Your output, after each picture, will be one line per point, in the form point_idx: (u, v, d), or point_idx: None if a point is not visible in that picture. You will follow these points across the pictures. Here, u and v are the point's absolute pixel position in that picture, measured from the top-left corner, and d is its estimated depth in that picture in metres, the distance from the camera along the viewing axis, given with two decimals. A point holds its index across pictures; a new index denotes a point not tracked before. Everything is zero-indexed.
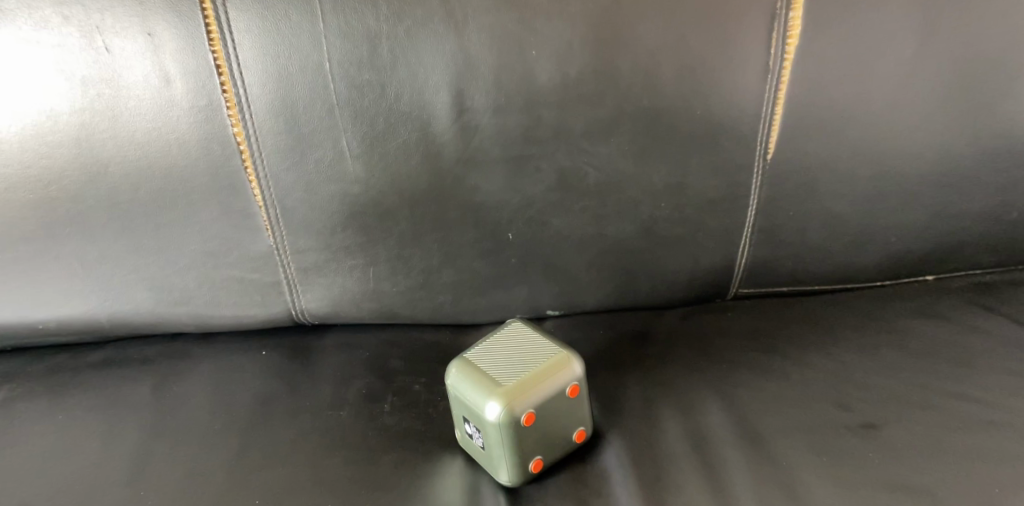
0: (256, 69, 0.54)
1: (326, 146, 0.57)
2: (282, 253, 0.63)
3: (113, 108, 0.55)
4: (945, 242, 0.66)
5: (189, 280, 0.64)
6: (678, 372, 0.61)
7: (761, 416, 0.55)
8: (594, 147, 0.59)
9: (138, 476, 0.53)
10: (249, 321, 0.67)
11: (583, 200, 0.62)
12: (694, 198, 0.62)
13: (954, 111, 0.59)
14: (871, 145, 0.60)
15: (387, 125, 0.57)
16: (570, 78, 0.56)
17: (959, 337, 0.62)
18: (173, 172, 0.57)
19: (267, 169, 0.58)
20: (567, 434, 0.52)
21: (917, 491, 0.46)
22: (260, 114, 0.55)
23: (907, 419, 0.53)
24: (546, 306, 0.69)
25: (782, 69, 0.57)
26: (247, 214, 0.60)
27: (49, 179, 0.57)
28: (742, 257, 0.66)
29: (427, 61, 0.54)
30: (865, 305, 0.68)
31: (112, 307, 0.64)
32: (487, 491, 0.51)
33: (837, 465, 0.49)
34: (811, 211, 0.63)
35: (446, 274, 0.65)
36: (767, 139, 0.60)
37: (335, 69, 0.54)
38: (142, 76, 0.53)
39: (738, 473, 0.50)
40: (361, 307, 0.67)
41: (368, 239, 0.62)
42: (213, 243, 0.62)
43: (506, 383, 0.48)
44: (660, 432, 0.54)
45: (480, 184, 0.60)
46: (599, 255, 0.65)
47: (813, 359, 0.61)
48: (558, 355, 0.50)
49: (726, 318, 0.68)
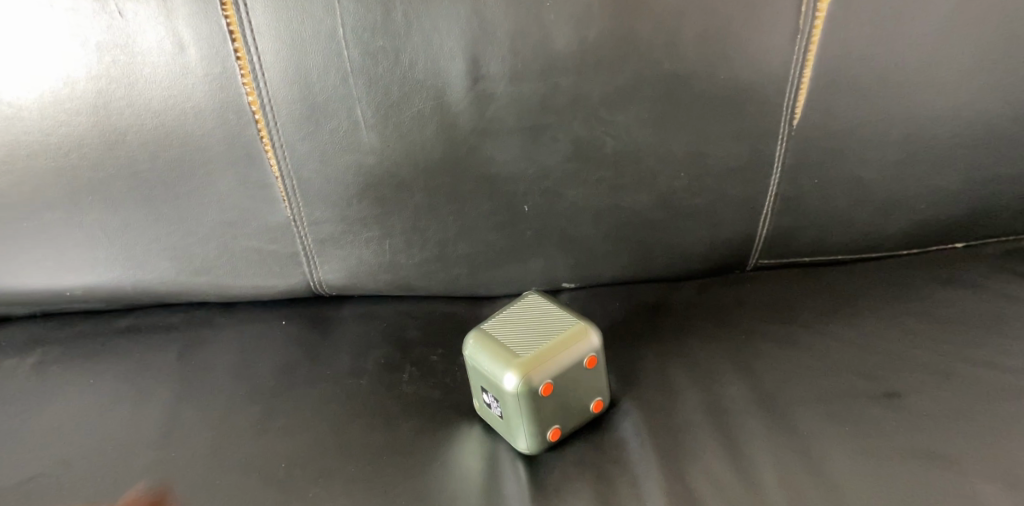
0: (269, 35, 0.53)
1: (341, 116, 0.56)
2: (298, 224, 0.63)
3: (129, 75, 0.54)
4: (975, 207, 0.64)
5: (208, 250, 0.64)
6: (697, 343, 0.61)
7: (781, 386, 0.54)
8: (613, 114, 0.58)
9: (167, 439, 0.54)
10: (268, 292, 0.68)
11: (601, 169, 0.61)
12: (714, 166, 0.61)
13: (991, 73, 0.57)
14: (902, 108, 0.58)
15: (402, 94, 0.56)
16: (589, 43, 0.54)
17: (988, 305, 0.60)
18: (189, 141, 0.57)
19: (283, 138, 0.58)
20: (584, 404, 0.52)
21: (941, 461, 0.46)
22: (275, 82, 0.55)
23: (932, 388, 0.52)
24: (562, 277, 0.69)
25: (812, 28, 0.54)
26: (263, 184, 0.60)
27: (68, 146, 0.57)
28: (762, 227, 0.65)
29: (442, 25, 0.53)
30: (887, 274, 0.66)
31: (134, 276, 0.65)
32: (507, 459, 0.51)
33: (860, 435, 0.49)
34: (834, 179, 0.62)
35: (463, 245, 0.65)
36: (793, 104, 0.58)
37: (348, 34, 0.53)
38: (157, 41, 0.53)
39: (758, 443, 0.50)
40: (378, 279, 0.67)
41: (384, 210, 0.62)
42: (231, 214, 0.62)
43: (524, 353, 0.48)
44: (679, 402, 0.54)
45: (496, 153, 0.59)
46: (617, 226, 0.64)
47: (834, 329, 0.60)
48: (575, 326, 0.50)
49: (745, 289, 0.67)
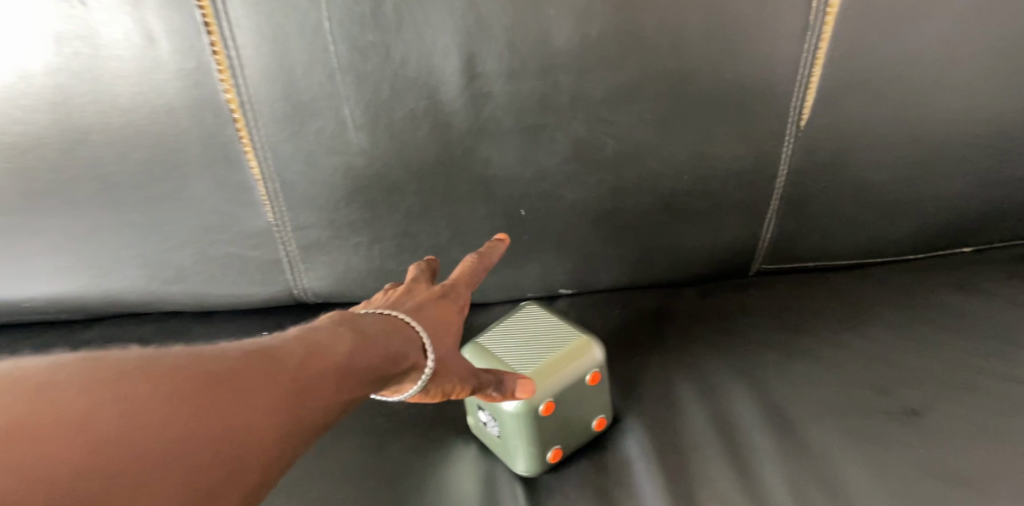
0: (249, 28, 0.49)
1: (328, 115, 0.53)
2: (281, 230, 0.60)
3: (93, 70, 0.51)
4: (985, 211, 0.62)
5: (183, 257, 0.61)
6: (701, 353, 0.58)
7: (790, 400, 0.52)
8: (615, 115, 0.55)
9: None
10: (249, 300, 0.64)
11: (602, 172, 0.58)
12: (720, 169, 0.59)
13: (1005, 73, 0.55)
14: (913, 110, 0.56)
15: (393, 93, 0.53)
16: (591, 40, 0.51)
17: (1000, 313, 0.58)
18: (161, 142, 0.54)
19: (264, 138, 0.54)
20: (586, 421, 0.49)
21: (961, 482, 0.44)
22: (256, 79, 0.51)
23: (948, 403, 0.50)
24: (560, 284, 0.66)
25: (822, 26, 0.52)
26: (243, 188, 0.57)
27: (25, 145, 0.53)
28: (767, 231, 0.63)
29: (436, 20, 0.50)
30: (893, 279, 0.64)
31: (103, 285, 0.62)
32: (505, 480, 0.49)
33: (875, 454, 0.46)
34: (842, 183, 0.60)
35: (457, 251, 0.62)
36: (801, 105, 0.55)
37: (335, 28, 0.49)
38: (124, 33, 0.49)
39: (768, 462, 0.47)
40: (367, 286, 0.64)
41: (373, 214, 0.59)
42: (208, 219, 0.58)
43: (524, 371, 0.46)
44: (684, 418, 0.52)
45: (492, 155, 0.56)
46: (617, 231, 0.62)
47: (842, 339, 0.58)
48: (577, 342, 0.48)
49: (748, 295, 0.65)
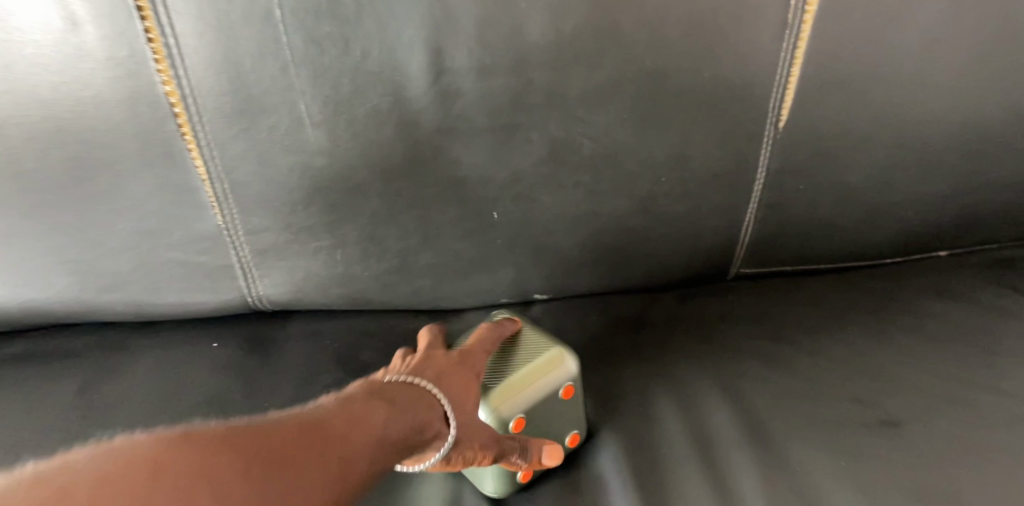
0: (190, 15, 0.46)
1: (282, 111, 0.50)
2: (232, 233, 0.56)
3: (5, 56, 0.46)
4: (965, 215, 0.61)
5: (121, 262, 0.57)
6: (677, 362, 0.56)
7: (769, 413, 0.50)
8: (590, 114, 0.53)
9: None
10: (199, 309, 0.61)
11: (577, 174, 0.56)
12: (698, 172, 0.57)
13: (988, 75, 0.53)
14: (894, 112, 0.54)
15: (352, 89, 0.49)
16: (565, 35, 0.49)
17: (980, 318, 0.57)
18: (91, 138, 0.50)
19: (210, 135, 0.51)
20: (559, 437, 0.47)
21: (945, 499, 0.42)
22: (199, 71, 0.48)
23: (930, 415, 0.48)
24: (533, 290, 0.64)
25: (802, 24, 0.50)
26: (188, 188, 0.53)
27: None
28: (744, 235, 0.61)
29: (400, 11, 0.47)
30: (872, 283, 0.63)
31: (31, 292, 0.58)
32: (472, 500, 0.46)
33: (857, 469, 0.45)
34: (822, 186, 0.58)
35: (425, 256, 0.59)
36: (780, 105, 0.54)
37: (287, 17, 0.46)
38: (41, 16, 0.45)
39: (746, 479, 0.45)
40: (329, 292, 0.61)
41: (335, 218, 0.56)
42: (149, 222, 0.55)
43: (493, 385, 0.43)
44: (660, 432, 0.50)
45: (462, 155, 0.54)
46: (593, 235, 0.60)
47: (822, 347, 0.56)
48: (550, 354, 0.46)
49: (727, 301, 0.63)
